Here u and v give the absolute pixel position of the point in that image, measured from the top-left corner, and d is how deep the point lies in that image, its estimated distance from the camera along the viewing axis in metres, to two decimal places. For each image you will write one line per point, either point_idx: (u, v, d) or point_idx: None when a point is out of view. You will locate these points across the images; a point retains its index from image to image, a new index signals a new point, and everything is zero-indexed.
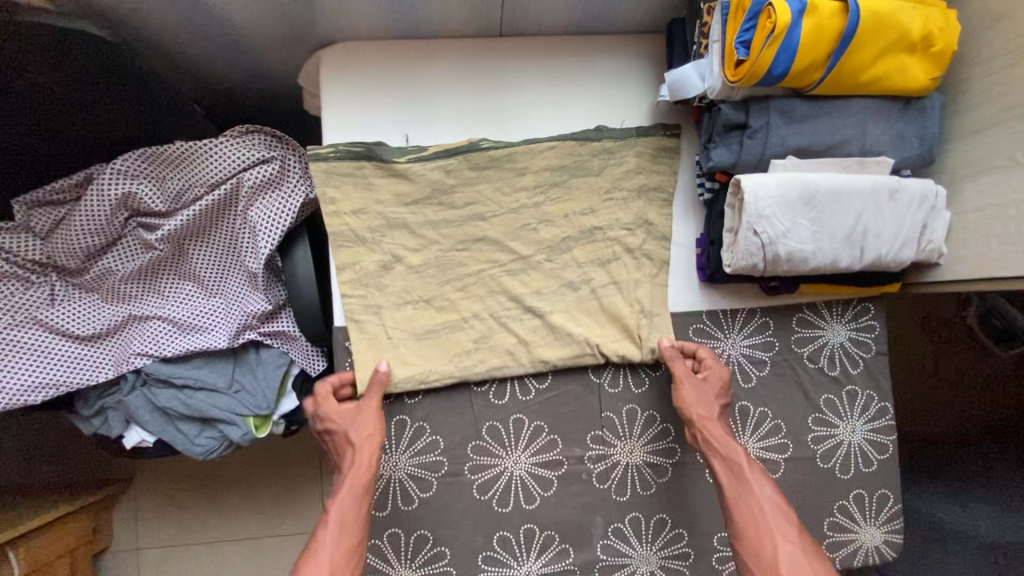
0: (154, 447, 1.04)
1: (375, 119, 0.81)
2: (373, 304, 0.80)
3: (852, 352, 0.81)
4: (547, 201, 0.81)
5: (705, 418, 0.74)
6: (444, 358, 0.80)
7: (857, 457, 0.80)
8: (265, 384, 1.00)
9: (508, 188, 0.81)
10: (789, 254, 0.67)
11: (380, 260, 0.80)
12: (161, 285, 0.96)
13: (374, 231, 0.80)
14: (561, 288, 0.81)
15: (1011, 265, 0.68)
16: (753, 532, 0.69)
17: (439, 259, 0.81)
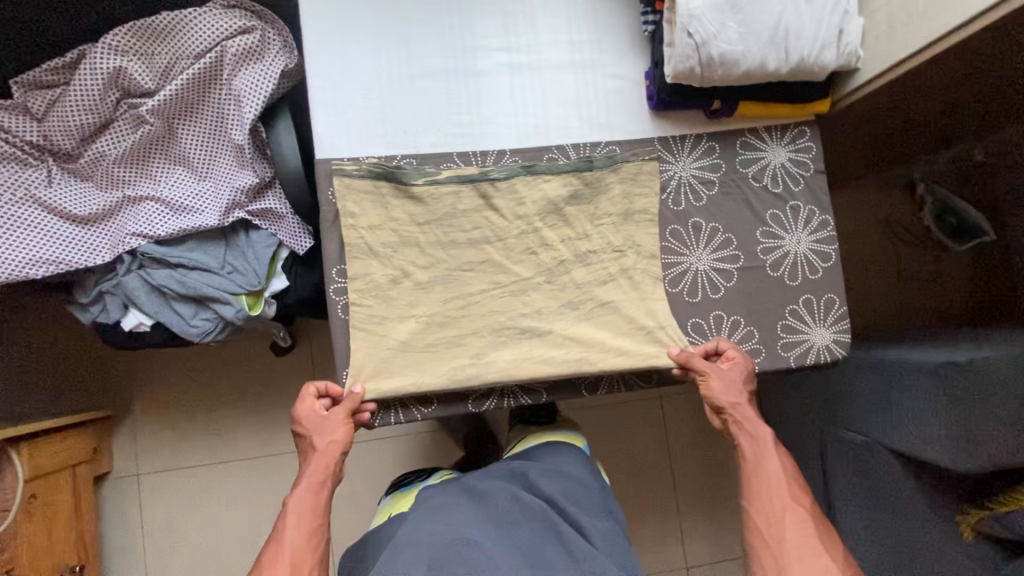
0: (151, 333, 1.09)
1: (379, 137, 0.83)
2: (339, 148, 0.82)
3: (792, 171, 0.88)
4: (546, 227, 0.84)
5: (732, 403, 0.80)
6: (446, 352, 0.81)
7: (803, 265, 0.88)
8: (257, 263, 1.06)
9: (510, 213, 0.83)
10: (722, 56, 0.75)
11: (390, 275, 0.81)
12: (153, 168, 1.03)
13: (387, 246, 0.81)
14: (561, 307, 0.83)
15: (913, 49, 0.79)
16: (766, 493, 0.82)
17: (445, 277, 0.82)
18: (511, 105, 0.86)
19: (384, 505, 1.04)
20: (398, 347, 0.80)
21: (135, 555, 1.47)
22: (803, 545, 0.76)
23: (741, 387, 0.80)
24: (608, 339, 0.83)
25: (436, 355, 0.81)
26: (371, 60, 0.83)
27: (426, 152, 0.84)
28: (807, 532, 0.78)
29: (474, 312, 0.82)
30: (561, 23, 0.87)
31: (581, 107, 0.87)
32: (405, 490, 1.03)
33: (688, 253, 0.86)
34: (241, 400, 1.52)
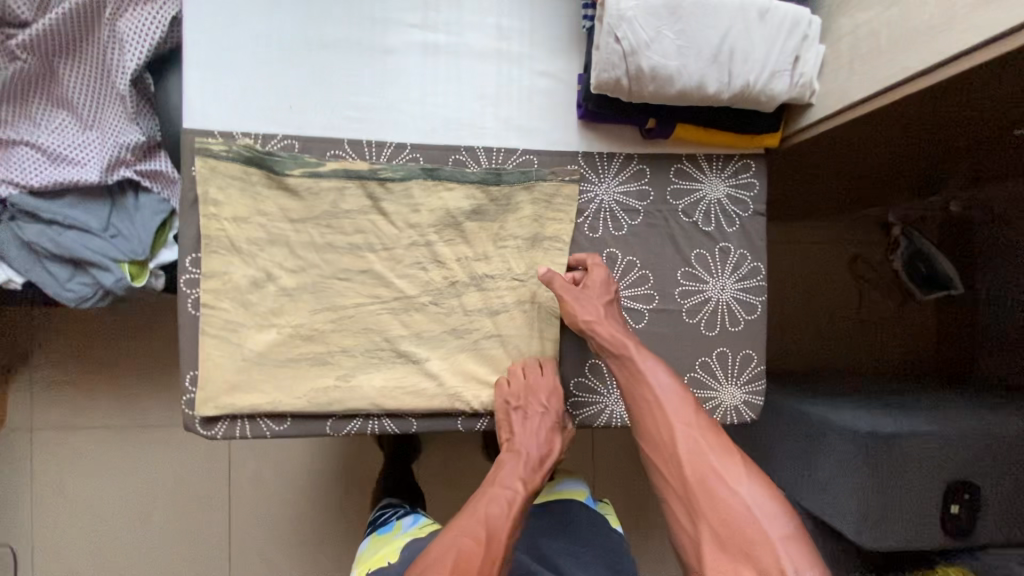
0: (24, 291, 0.99)
1: (258, 113, 0.72)
2: (209, 120, 0.71)
3: (729, 209, 0.79)
4: (440, 240, 0.75)
5: (591, 321, 0.72)
6: (302, 377, 0.72)
7: (724, 315, 0.79)
8: (142, 230, 0.96)
9: (401, 221, 0.73)
10: (653, 70, 0.65)
11: (252, 276, 0.71)
12: (31, 111, 0.92)
13: (252, 243, 0.71)
14: (444, 333, 0.75)
15: (873, 88, 0.69)
16: (653, 424, 0.72)
17: (316, 285, 0.72)
18: (419, 92, 0.74)
19: (363, 549, 0.98)
20: (253, 361, 0.71)
21: (22, 511, 1.41)
22: (708, 482, 0.68)
23: (597, 301, 0.73)
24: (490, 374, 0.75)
25: (293, 378, 0.72)
26: (260, 21, 0.72)
27: (310, 140, 0.73)
28: (710, 465, 0.69)
29: (343, 336, 0.73)
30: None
31: (499, 105, 0.76)
32: (388, 532, 0.98)
33: None
34: (149, 364, 1.43)
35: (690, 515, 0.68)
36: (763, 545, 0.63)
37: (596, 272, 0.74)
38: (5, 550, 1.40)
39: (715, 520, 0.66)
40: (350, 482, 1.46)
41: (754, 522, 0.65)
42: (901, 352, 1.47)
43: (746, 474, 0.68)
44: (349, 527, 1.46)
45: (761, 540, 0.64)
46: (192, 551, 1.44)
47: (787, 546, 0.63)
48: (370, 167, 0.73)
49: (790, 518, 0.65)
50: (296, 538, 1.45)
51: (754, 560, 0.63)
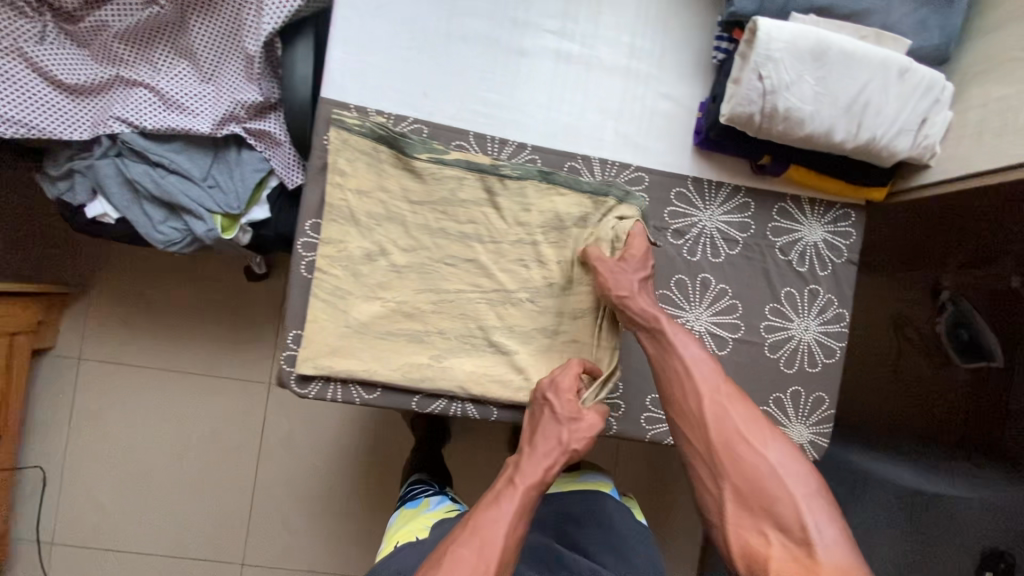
0: (115, 226, 1.03)
1: (391, 94, 0.75)
2: (346, 93, 0.74)
3: (824, 253, 0.81)
4: (545, 242, 0.77)
5: (625, 295, 0.72)
6: (396, 352, 0.75)
7: (804, 355, 0.81)
8: (240, 185, 0.99)
9: (511, 217, 0.76)
10: (787, 112, 0.67)
11: (366, 248, 0.74)
12: (156, 56, 0.95)
13: (371, 217, 0.74)
14: (534, 331, 0.78)
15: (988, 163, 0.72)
16: (681, 393, 0.71)
17: (424, 266, 0.75)
18: (547, 96, 0.77)
19: (392, 524, 0.99)
20: (354, 329, 0.74)
21: (57, 435, 1.44)
22: (732, 445, 0.67)
23: (631, 275, 0.72)
24: None
25: (389, 351, 0.74)
26: (407, 5, 0.74)
27: (437, 127, 0.75)
28: (735, 429, 0.68)
29: (440, 319, 0.76)
30: (624, 17, 0.77)
31: (621, 120, 0.78)
32: (416, 508, 1.00)
33: (686, 310, 0.79)
34: (204, 315, 1.46)
35: (712, 476, 0.68)
36: (786, 505, 0.63)
37: (634, 244, 0.73)
38: (36, 471, 1.43)
39: (741, 487, 0.65)
40: (376, 457, 1.48)
41: (779, 483, 0.64)
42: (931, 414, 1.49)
43: (771, 437, 0.67)
44: (367, 500, 1.49)
45: (785, 500, 0.63)
46: (215, 500, 1.47)
47: (811, 505, 0.62)
48: (492, 161, 0.75)
49: (820, 487, 0.64)
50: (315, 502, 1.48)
51: (777, 519, 0.63)
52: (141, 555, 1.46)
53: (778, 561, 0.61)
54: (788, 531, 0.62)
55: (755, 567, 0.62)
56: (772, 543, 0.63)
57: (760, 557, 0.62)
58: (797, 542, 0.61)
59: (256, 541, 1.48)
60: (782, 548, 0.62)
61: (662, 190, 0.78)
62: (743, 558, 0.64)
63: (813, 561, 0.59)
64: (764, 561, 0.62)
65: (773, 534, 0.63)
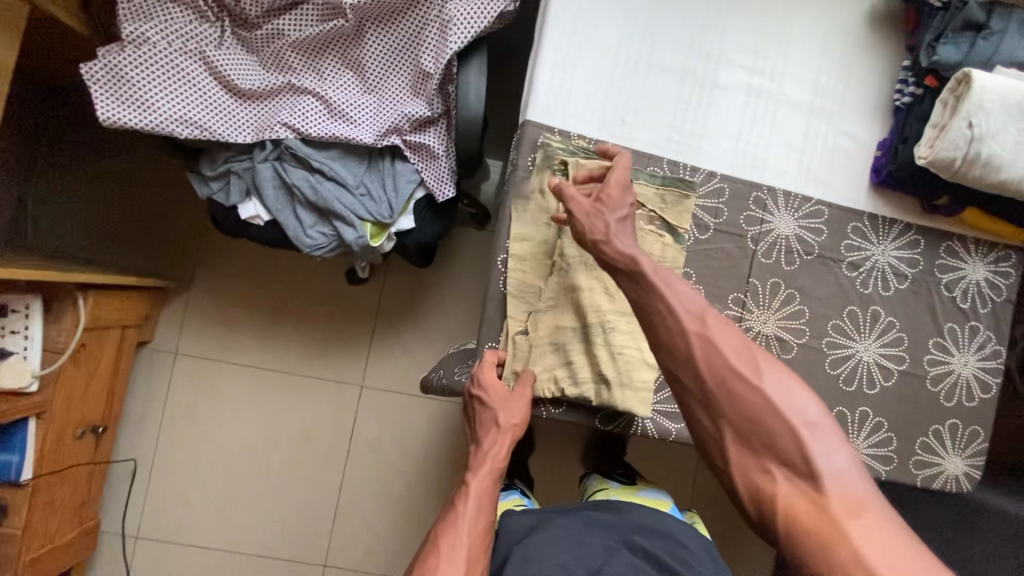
0: (262, 228, 1.04)
1: (592, 120, 0.78)
2: (552, 117, 0.77)
3: (985, 292, 0.84)
4: (728, 269, 0.80)
5: (600, 235, 0.69)
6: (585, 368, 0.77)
7: (963, 389, 0.84)
8: (392, 194, 1.01)
9: (697, 243, 0.79)
10: (988, 158, 0.70)
11: (562, 266, 0.77)
12: (324, 66, 0.97)
13: (568, 237, 0.77)
14: None
15: None
16: (666, 331, 0.65)
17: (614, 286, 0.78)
18: (736, 129, 0.80)
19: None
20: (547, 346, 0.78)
21: (149, 428, 1.45)
22: (727, 382, 0.62)
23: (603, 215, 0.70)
24: None
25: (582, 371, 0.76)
26: (613, 36, 0.78)
27: (634, 153, 0.78)
28: (728, 365, 0.62)
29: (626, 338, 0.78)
30: (812, 59, 0.81)
31: (804, 155, 0.81)
32: None
33: (856, 341, 0.82)
34: (303, 316, 1.48)
35: (710, 415, 0.63)
36: (790, 440, 0.59)
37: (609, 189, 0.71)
38: (128, 465, 1.44)
39: (742, 424, 0.61)
40: (462, 466, 1.49)
41: (780, 417, 0.60)
42: None
43: (765, 367, 0.62)
44: None
45: (788, 432, 0.59)
46: (302, 502, 1.47)
47: (817, 435, 0.59)
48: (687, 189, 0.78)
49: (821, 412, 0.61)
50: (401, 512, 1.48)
51: (780, 455, 0.59)
52: (225, 554, 1.45)
53: (786, 498, 0.58)
54: (792, 465, 0.59)
55: (763, 506, 0.59)
56: (778, 480, 0.60)
57: (765, 495, 0.60)
58: (802, 474, 0.58)
59: (340, 545, 1.47)
60: (788, 483, 0.59)
61: (839, 224, 0.81)
62: (749, 496, 0.61)
63: (821, 494, 0.57)
64: (771, 500, 0.59)
65: (777, 470, 0.60)
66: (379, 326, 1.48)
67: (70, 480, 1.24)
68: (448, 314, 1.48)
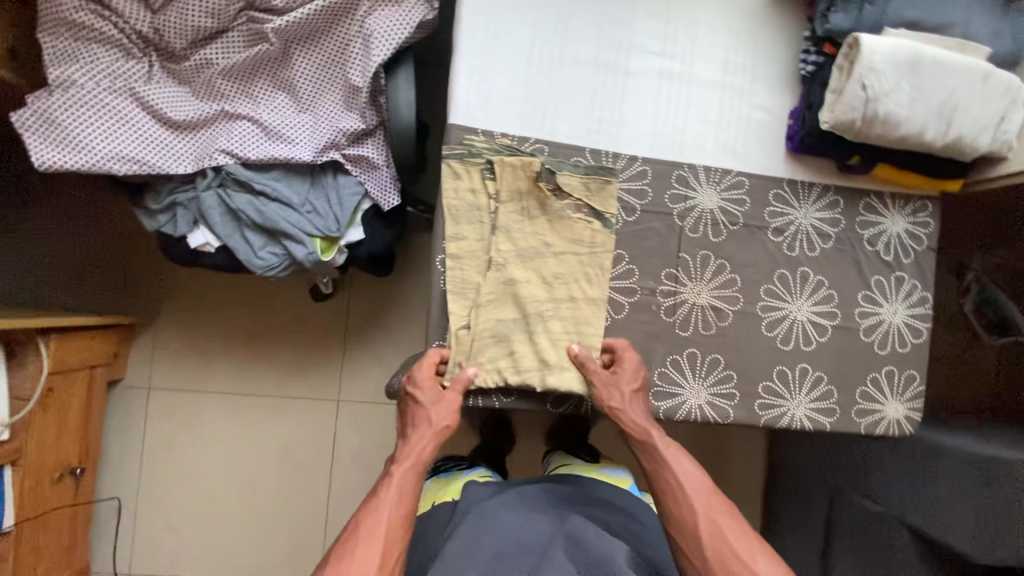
0: (214, 254, 1.06)
1: (512, 117, 0.81)
2: (474, 118, 0.80)
3: (906, 243, 0.88)
4: (658, 246, 0.83)
5: (614, 407, 0.78)
6: (531, 356, 0.80)
7: (895, 336, 0.88)
8: (338, 209, 1.03)
9: (626, 225, 0.83)
10: (885, 116, 0.74)
11: (499, 260, 0.80)
12: (256, 90, 0.99)
13: (501, 232, 0.80)
14: (654, 331, 0.83)
15: None
16: (677, 505, 0.75)
17: (551, 274, 0.81)
18: (653, 112, 0.83)
19: (428, 487, 1.02)
20: (493, 340, 0.81)
21: (131, 465, 1.45)
22: (727, 560, 0.71)
23: (618, 389, 0.78)
24: (688, 368, 0.84)
25: (526, 357, 0.80)
26: (524, 34, 0.80)
27: (557, 145, 0.81)
28: (730, 546, 0.72)
29: (567, 324, 0.82)
30: (719, 38, 0.84)
31: (720, 130, 0.84)
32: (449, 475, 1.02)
33: (789, 301, 0.85)
34: (273, 338, 1.49)
35: None
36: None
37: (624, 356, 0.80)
38: (113, 503, 1.44)
39: None
40: None
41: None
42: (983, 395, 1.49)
43: (761, 551, 0.72)
44: None
45: None
46: (292, 520, 1.49)
47: None
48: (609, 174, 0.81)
49: None
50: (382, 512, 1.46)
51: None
52: None
53: None
54: None
55: None
56: None
57: None
58: None
59: None
60: None
61: (760, 192, 0.85)
62: None
63: None
64: None
65: None
66: (350, 339, 1.50)
67: (53, 525, 1.24)
68: (416, 320, 1.50)
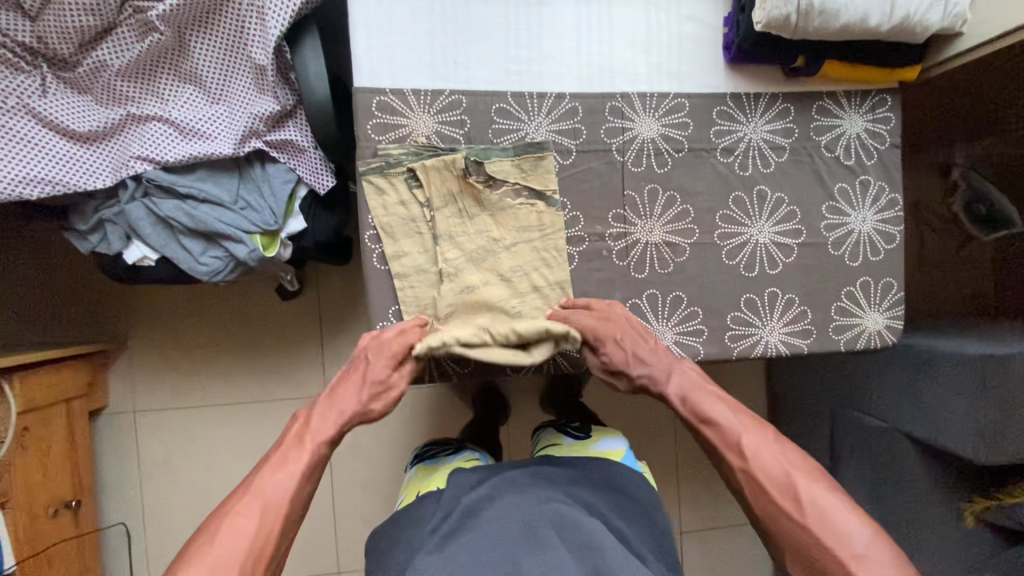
0: (156, 267, 1.02)
1: (422, 72, 0.74)
2: (380, 76, 0.73)
3: (867, 143, 0.82)
4: (600, 188, 0.78)
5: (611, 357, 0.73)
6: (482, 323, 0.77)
7: (866, 245, 0.83)
8: (273, 201, 0.98)
9: (563, 170, 0.77)
10: (821, 6, 0.67)
11: (431, 226, 0.75)
12: (161, 85, 0.92)
13: (428, 198, 0.74)
14: (609, 277, 0.79)
15: (1009, 19, 0.72)
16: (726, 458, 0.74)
17: (489, 234, 0.76)
18: (574, 40, 0.76)
19: (411, 477, 1.04)
20: (440, 313, 0.77)
21: (132, 490, 1.45)
22: None
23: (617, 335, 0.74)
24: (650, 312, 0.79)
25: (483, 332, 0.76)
26: None
27: (474, 94, 0.75)
28: None
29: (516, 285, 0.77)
30: None
31: (650, 50, 0.77)
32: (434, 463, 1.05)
33: (748, 225, 0.80)
34: (247, 343, 1.46)
35: None
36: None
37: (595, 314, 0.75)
38: (119, 528, 1.44)
39: None
40: None
41: (829, 554, 0.57)
42: (981, 292, 1.43)
43: None
44: None
45: None
46: None
47: None
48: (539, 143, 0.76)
49: None
50: (383, 500, 1.42)
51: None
52: None
53: None
54: None
55: None
56: None
57: None
58: None
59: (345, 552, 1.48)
60: None
61: (703, 112, 0.79)
62: None
63: None
64: None
65: None
66: (329, 336, 1.47)
67: (59, 560, 1.24)
68: None
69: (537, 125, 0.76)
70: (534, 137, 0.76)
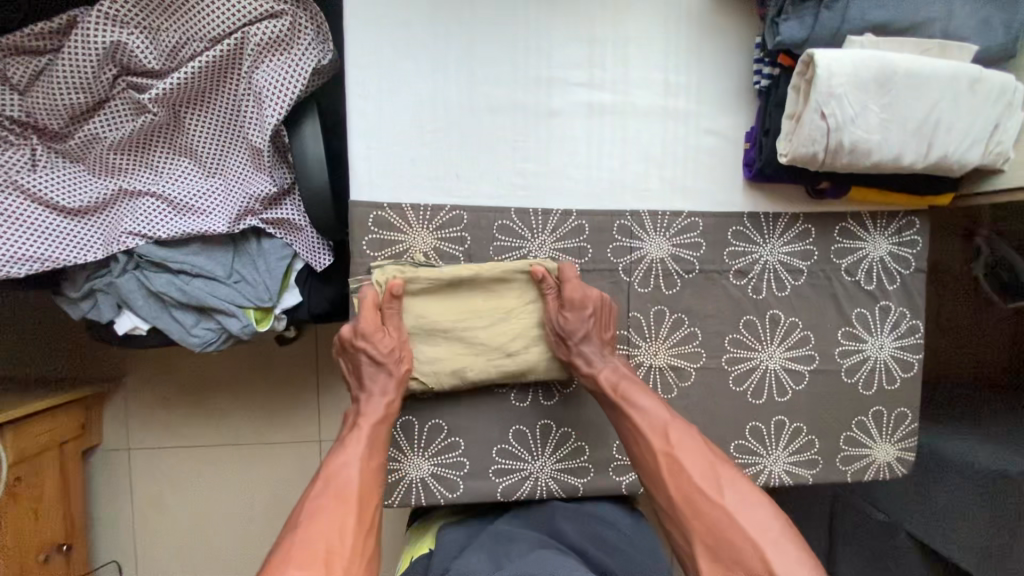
0: (147, 336, 0.99)
1: (426, 187, 0.73)
2: (386, 188, 0.71)
3: (890, 267, 0.77)
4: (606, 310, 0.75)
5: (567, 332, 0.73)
6: None
7: (881, 373, 0.79)
8: (268, 276, 0.94)
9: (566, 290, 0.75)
10: (853, 144, 0.64)
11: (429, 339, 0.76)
12: (154, 159, 0.89)
13: None
14: None
15: None
16: (642, 453, 0.71)
17: (487, 349, 0.76)
18: (585, 156, 0.73)
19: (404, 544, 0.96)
20: None
21: (124, 527, 1.45)
22: (694, 501, 0.66)
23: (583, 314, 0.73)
24: None
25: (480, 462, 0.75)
26: (425, 87, 0.70)
27: (477, 210, 0.74)
28: (695, 486, 0.66)
29: None
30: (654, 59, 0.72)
31: (664, 166, 0.74)
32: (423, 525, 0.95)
33: (758, 350, 0.77)
34: (242, 386, 1.45)
35: (682, 534, 0.67)
36: (756, 557, 0.61)
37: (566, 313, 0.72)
38: (110, 566, 1.45)
39: (710, 540, 0.64)
40: None
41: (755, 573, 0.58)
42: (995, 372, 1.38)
43: (727, 480, 0.66)
44: None
45: (753, 553, 0.61)
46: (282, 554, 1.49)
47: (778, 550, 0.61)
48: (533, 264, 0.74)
49: (778, 512, 0.64)
50: None
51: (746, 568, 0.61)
52: None
53: None
54: None
55: None
56: None
57: None
58: None
59: None
60: None
61: (718, 233, 0.75)
62: None
63: None
64: None
65: None
66: (326, 384, 1.46)
67: None
68: None
69: (540, 243, 0.75)
70: (536, 254, 0.75)
